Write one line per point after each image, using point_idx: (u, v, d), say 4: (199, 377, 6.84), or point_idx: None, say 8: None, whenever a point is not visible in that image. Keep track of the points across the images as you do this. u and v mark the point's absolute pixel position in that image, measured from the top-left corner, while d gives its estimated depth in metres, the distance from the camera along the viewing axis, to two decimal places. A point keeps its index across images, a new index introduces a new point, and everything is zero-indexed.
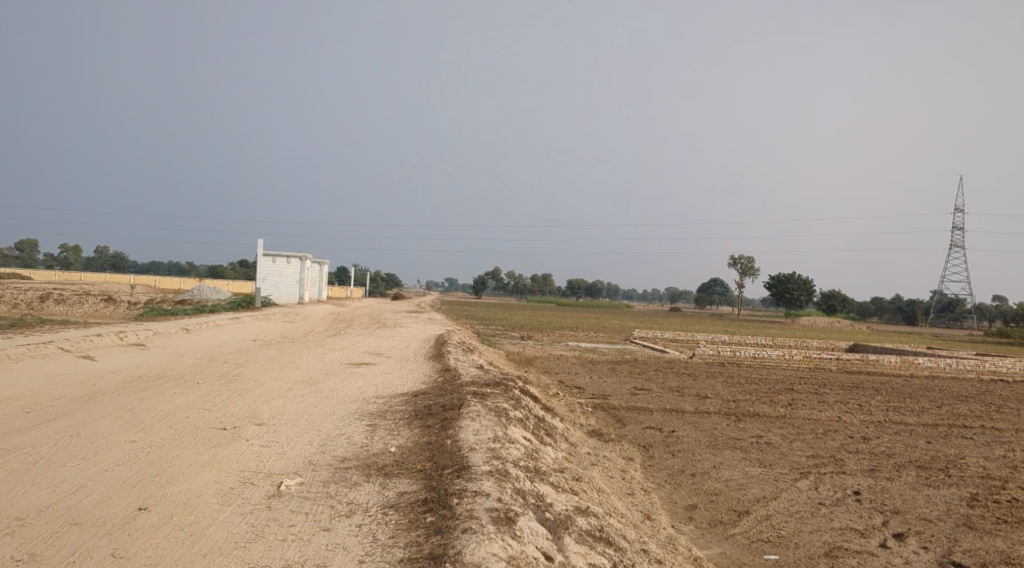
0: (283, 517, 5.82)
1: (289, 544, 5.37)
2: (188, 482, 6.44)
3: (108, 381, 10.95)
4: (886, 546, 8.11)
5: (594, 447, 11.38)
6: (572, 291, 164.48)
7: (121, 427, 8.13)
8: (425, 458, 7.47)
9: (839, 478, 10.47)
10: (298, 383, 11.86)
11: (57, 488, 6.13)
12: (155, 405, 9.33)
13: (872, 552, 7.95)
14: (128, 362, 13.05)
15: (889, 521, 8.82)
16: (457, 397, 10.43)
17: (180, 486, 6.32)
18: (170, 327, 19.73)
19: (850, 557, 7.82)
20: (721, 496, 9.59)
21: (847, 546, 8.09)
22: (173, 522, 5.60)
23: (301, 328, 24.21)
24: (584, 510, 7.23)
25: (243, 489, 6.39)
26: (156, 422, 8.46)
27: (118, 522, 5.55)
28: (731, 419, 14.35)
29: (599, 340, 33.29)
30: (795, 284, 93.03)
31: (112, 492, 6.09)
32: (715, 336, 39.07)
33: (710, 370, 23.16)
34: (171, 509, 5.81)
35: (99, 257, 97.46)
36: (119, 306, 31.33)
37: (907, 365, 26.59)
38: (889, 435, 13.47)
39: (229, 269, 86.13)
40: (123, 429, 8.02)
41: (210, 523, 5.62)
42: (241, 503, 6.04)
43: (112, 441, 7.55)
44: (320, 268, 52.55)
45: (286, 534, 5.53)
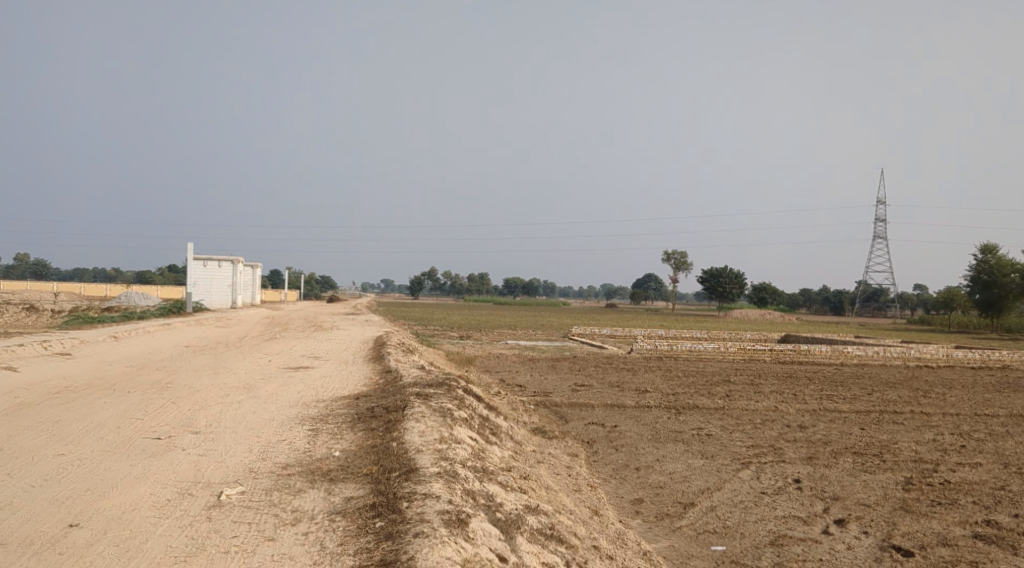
0: (225, 529, 5.64)
1: (233, 557, 5.20)
2: (122, 496, 6.18)
3: (32, 392, 10.47)
4: (828, 533, 8.35)
5: (539, 444, 11.42)
6: (511, 290, 165.01)
7: (46, 440, 7.77)
8: (371, 462, 7.36)
9: (780, 467, 10.75)
10: (234, 389, 11.55)
11: None
12: (83, 416, 8.96)
13: (816, 539, 8.17)
14: (51, 372, 12.50)
15: (829, 508, 9.09)
16: (400, 399, 10.33)
17: (114, 500, 6.06)
18: (97, 335, 19.00)
19: (795, 545, 8.03)
20: (665, 489, 9.74)
21: (792, 534, 8.30)
22: (107, 539, 5.36)
23: (235, 333, 23.64)
24: (533, 509, 7.24)
25: (181, 500, 6.18)
26: (84, 433, 8.12)
27: (46, 541, 5.28)
28: (671, 412, 14.60)
29: (539, 338, 33.44)
30: (728, 278, 95.32)
31: (40, 509, 5.80)
32: (653, 331, 39.74)
33: (649, 364, 23.53)
34: (104, 525, 5.57)
35: (18, 264, 93.36)
36: (40, 314, 30.03)
37: (837, 354, 27.55)
38: (824, 423, 13.91)
39: (157, 274, 83.57)
40: (48, 443, 7.66)
41: (147, 538, 5.40)
42: (179, 516, 5.83)
43: (37, 455, 7.21)
44: (253, 272, 51.39)
45: (228, 546, 5.36)
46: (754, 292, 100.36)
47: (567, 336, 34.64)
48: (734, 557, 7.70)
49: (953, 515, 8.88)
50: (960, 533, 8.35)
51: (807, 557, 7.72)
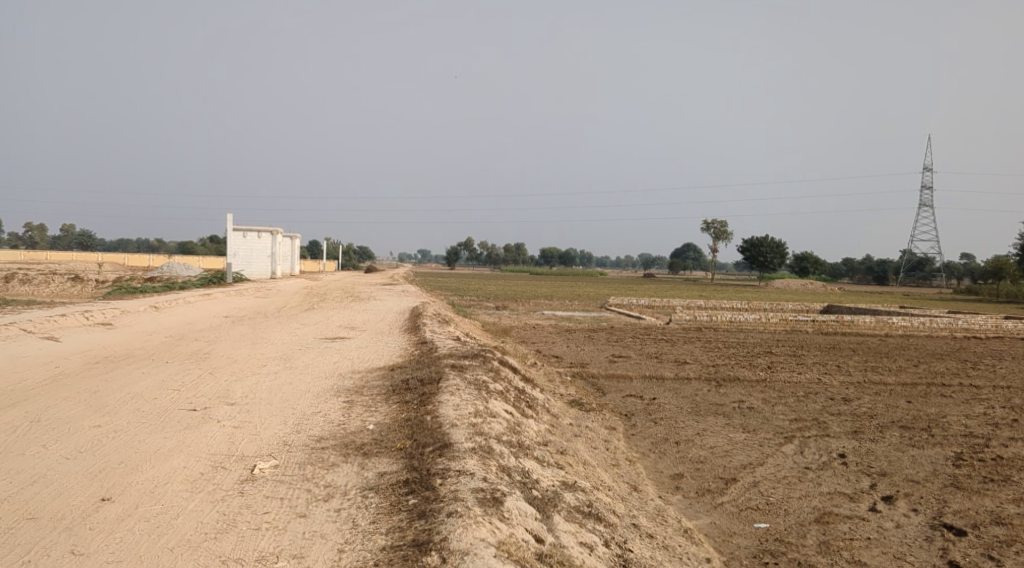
0: (256, 504, 5.69)
1: (263, 534, 5.23)
2: (155, 469, 6.28)
3: (72, 363, 10.70)
4: (875, 510, 8.19)
5: (576, 417, 11.37)
6: (548, 260, 164.70)
7: (84, 411, 7.92)
8: (405, 436, 7.37)
9: (823, 441, 10.57)
10: (271, 360, 11.68)
11: (14, 479, 5.94)
12: (121, 387, 9.13)
13: (863, 517, 8.02)
14: (92, 342, 12.77)
15: (876, 484, 8.91)
16: (435, 371, 10.34)
17: (147, 474, 6.16)
18: (138, 305, 19.36)
19: (841, 523, 7.88)
20: (706, 464, 9.64)
21: (838, 511, 8.15)
22: (138, 514, 5.44)
23: (274, 303, 23.95)
24: (571, 486, 7.19)
25: (214, 474, 6.26)
26: (121, 405, 8.26)
27: (79, 516, 5.37)
28: (711, 385, 14.43)
29: (576, 308, 33.29)
30: (769, 248, 93.79)
31: (74, 483, 5.91)
32: (692, 301, 39.31)
33: (688, 335, 23.29)
34: (137, 500, 5.66)
35: (66, 235, 95.68)
36: (86, 284, 30.72)
37: (882, 324, 26.95)
38: (869, 396, 13.62)
39: (200, 245, 85.06)
40: (86, 414, 7.82)
41: (178, 513, 5.47)
42: (212, 490, 5.91)
43: (74, 426, 7.36)
44: (291, 242, 51.92)
45: (260, 522, 5.40)
46: (795, 262, 98.68)
47: (605, 307, 34.42)
48: (778, 535, 7.59)
49: (1006, 493, 8.65)
50: (1015, 512, 8.13)
51: (853, 536, 7.59)
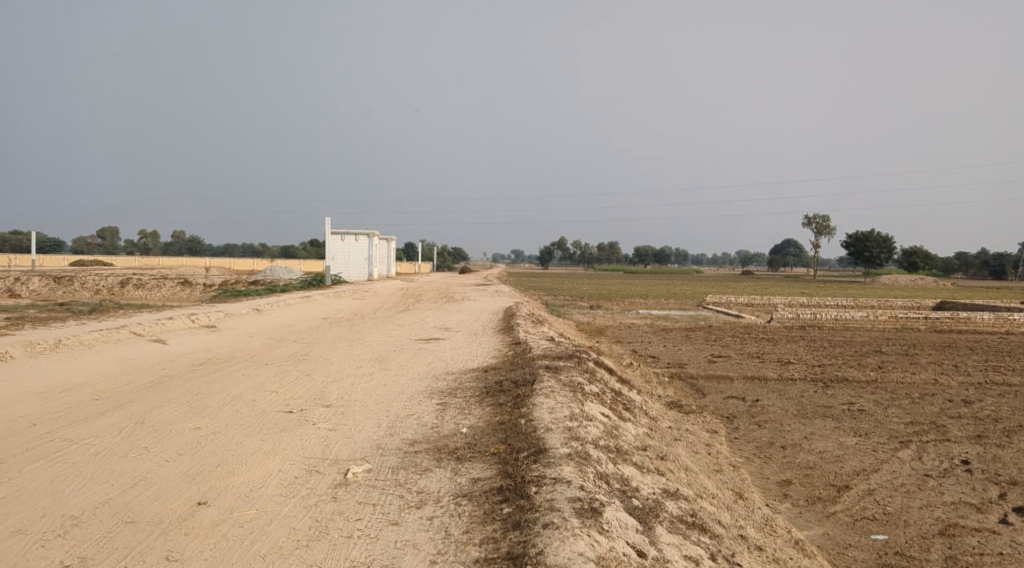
0: (349, 510, 5.77)
1: (355, 543, 5.28)
2: (250, 473, 6.46)
3: (178, 365, 11.21)
4: (1007, 523, 7.61)
5: (675, 420, 11.09)
6: (641, 258, 162.56)
7: (185, 413, 8.26)
8: (499, 440, 7.34)
9: (944, 447, 9.92)
10: (366, 361, 11.91)
11: (116, 481, 6.22)
12: (221, 389, 9.48)
13: (993, 530, 7.45)
14: (197, 344, 13.36)
15: (1006, 494, 8.28)
16: (529, 372, 10.28)
17: (242, 477, 6.35)
18: (241, 308, 20.16)
19: (968, 536, 7.35)
20: (816, 470, 9.20)
21: (964, 523, 7.62)
22: (232, 519, 5.59)
23: (369, 305, 24.50)
24: (673, 494, 6.97)
25: (308, 478, 6.39)
26: (221, 407, 8.57)
27: (176, 519, 5.57)
28: (818, 386, 13.81)
29: (671, 307, 32.63)
30: (875, 241, 89.54)
31: (172, 485, 6.15)
32: (792, 299, 37.95)
33: (790, 334, 22.44)
34: (231, 504, 5.83)
35: (178, 241, 101.22)
36: (194, 288, 32.30)
37: (1003, 322, 25.23)
38: (992, 398, 12.73)
39: (301, 248, 88.30)
40: (188, 416, 8.15)
41: (271, 519, 5.60)
42: (306, 495, 6.03)
43: (177, 428, 7.68)
44: (387, 245, 53.15)
45: (352, 530, 5.46)
46: (904, 256, 93.84)
47: (701, 305, 33.62)
48: (898, 548, 7.15)
49: None
50: None
51: (983, 551, 7.06)
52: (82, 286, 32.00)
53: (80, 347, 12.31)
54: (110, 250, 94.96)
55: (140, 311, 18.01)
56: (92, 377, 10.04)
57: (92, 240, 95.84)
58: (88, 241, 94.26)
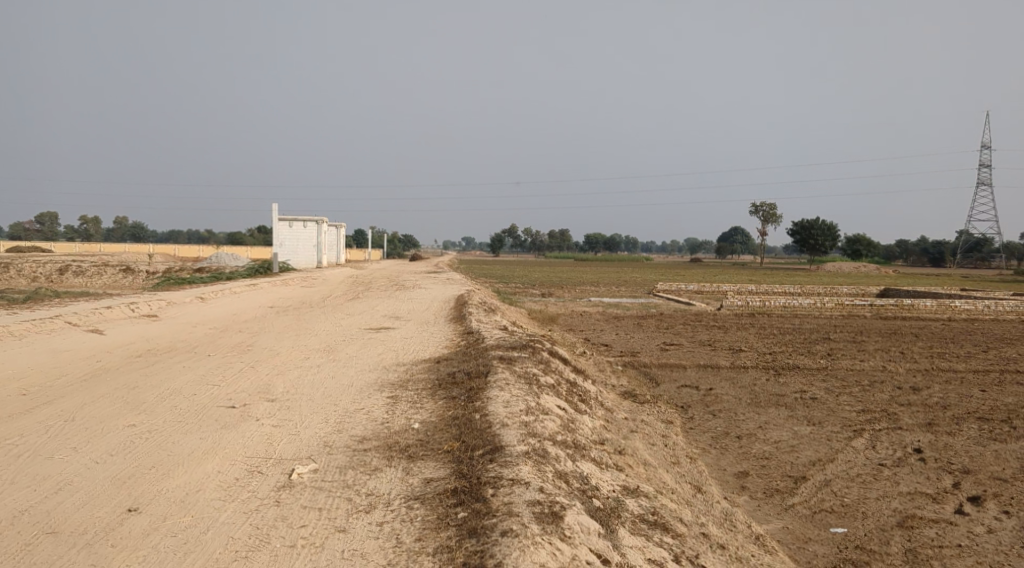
0: (293, 516, 5.59)
1: (299, 553, 5.09)
2: (187, 476, 6.22)
3: (114, 357, 10.81)
4: (962, 513, 7.80)
5: (630, 410, 11.12)
6: (592, 246, 163.43)
7: (120, 409, 7.96)
8: (452, 437, 7.21)
9: (896, 435, 10.14)
10: (315, 352, 11.66)
11: (39, 487, 5.92)
12: (158, 382, 9.16)
13: (950, 521, 7.63)
14: (136, 334, 12.94)
15: (960, 484, 8.50)
16: (483, 363, 10.18)
17: (177, 481, 6.11)
18: (184, 295, 19.63)
19: (927, 528, 7.50)
20: (773, 460, 9.31)
21: (921, 514, 7.78)
22: (165, 528, 5.36)
23: (319, 292, 24.11)
24: (633, 492, 6.96)
25: (250, 480, 6.20)
26: (159, 402, 8.28)
27: (103, 529, 5.32)
28: (770, 374, 14.02)
29: (624, 295, 32.83)
30: (819, 230, 91.50)
31: (101, 491, 5.88)
32: (741, 286, 38.55)
33: (741, 321, 22.78)
34: (164, 511, 5.59)
35: (120, 227, 98.45)
36: (137, 276, 31.37)
37: (944, 308, 26.04)
38: (939, 385, 13.08)
39: (249, 235, 86.67)
40: (122, 412, 7.86)
41: (207, 527, 5.37)
42: (246, 499, 5.84)
43: (109, 425, 7.39)
44: (337, 231, 52.37)
45: (296, 539, 5.27)
46: (847, 244, 96.20)
47: (652, 292, 33.93)
48: (859, 542, 7.26)
49: None
50: None
51: (942, 543, 7.21)
52: (17, 273, 30.80)
53: (10, 338, 11.80)
54: (47, 235, 91.89)
55: (77, 299, 17.37)
56: (21, 370, 9.62)
57: (29, 226, 92.54)
58: (23, 226, 90.97)
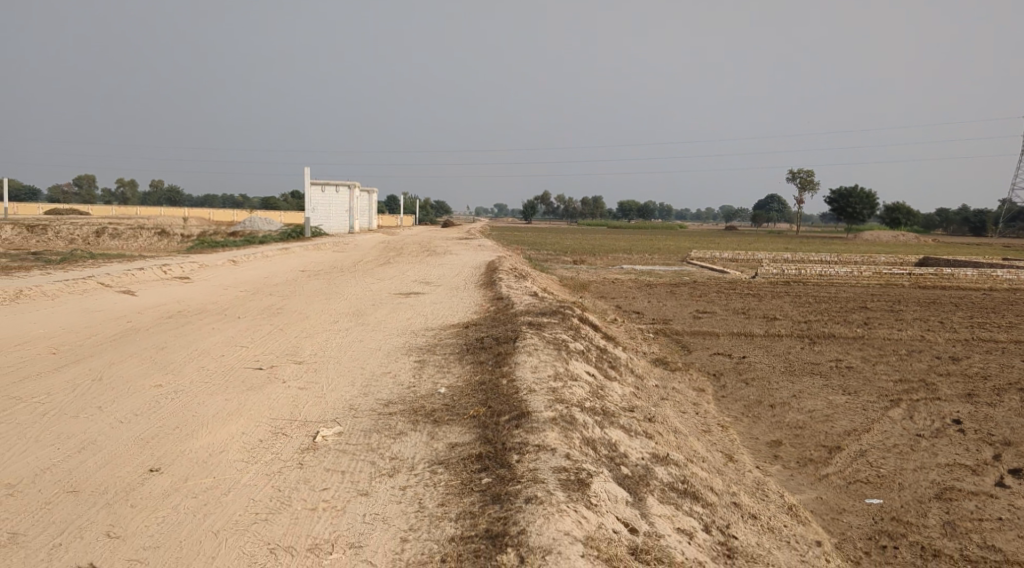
0: (315, 478, 5.65)
1: (319, 516, 5.12)
2: (211, 437, 6.31)
3: (145, 318, 10.98)
4: (1003, 486, 7.65)
5: (661, 378, 11.05)
6: (624, 214, 162.11)
7: (147, 369, 8.09)
8: (479, 402, 7.22)
9: (935, 406, 9.94)
10: (343, 316, 11.73)
11: (62, 445, 6.05)
12: (186, 344, 9.28)
13: (990, 494, 7.48)
14: (168, 296, 13.11)
15: (1001, 455, 8.32)
16: (511, 328, 10.16)
17: (201, 441, 6.20)
18: (216, 259, 19.81)
19: (967, 501, 7.36)
20: (806, 429, 9.21)
21: (960, 487, 7.64)
22: (185, 489, 5.43)
23: (350, 257, 24.21)
24: (662, 460, 6.92)
25: (274, 442, 6.27)
26: (186, 363, 8.41)
27: (124, 489, 5.41)
28: (805, 342, 13.82)
29: (656, 262, 32.48)
30: (858, 197, 89.52)
31: (123, 451, 5.99)
32: (776, 255, 37.98)
33: (775, 289, 22.44)
34: (185, 472, 5.68)
35: (157, 192, 99.77)
36: (172, 239, 31.80)
37: (985, 278, 25.41)
38: (980, 355, 12.81)
39: (282, 200, 87.32)
40: (149, 372, 7.98)
41: (227, 490, 5.44)
42: (269, 461, 5.91)
43: (137, 385, 7.52)
44: (368, 197, 52.52)
45: (317, 502, 5.31)
46: (886, 212, 94.08)
47: (685, 260, 33.55)
48: (895, 514, 7.15)
49: None
50: None
51: (982, 516, 7.07)
52: (56, 235, 31.34)
53: (44, 298, 12.03)
54: (87, 199, 93.45)
55: (112, 261, 17.64)
56: (53, 329, 9.82)
57: (68, 189, 94.17)
58: (64, 190, 92.67)
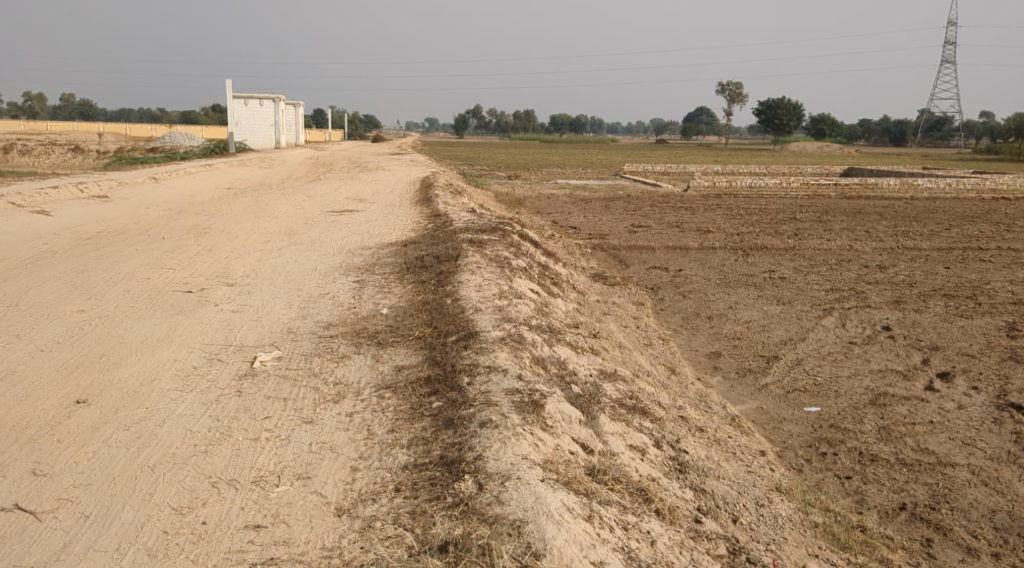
0: (257, 406, 5.55)
1: (263, 447, 5.04)
2: (141, 364, 6.11)
3: (62, 240, 10.43)
4: (933, 390, 8.09)
5: (601, 293, 11.18)
6: (557, 128, 160.93)
7: (69, 294, 7.74)
8: (424, 323, 7.17)
9: (865, 313, 10.38)
10: (276, 235, 11.38)
11: None
12: (109, 266, 8.88)
13: (921, 398, 7.90)
14: (85, 216, 12.46)
15: (930, 360, 8.78)
16: (451, 246, 10.06)
17: (130, 369, 6.01)
18: (137, 176, 18.87)
19: (899, 405, 7.77)
20: (744, 340, 9.51)
21: (893, 392, 8.05)
22: (117, 421, 5.27)
23: (278, 174, 23.39)
24: (610, 377, 7.05)
25: (210, 368, 6.12)
26: (110, 286, 8.06)
27: (49, 422, 5.22)
28: (739, 254, 14.13)
29: (590, 177, 32.51)
30: (786, 109, 90.69)
31: (46, 381, 5.76)
32: (707, 168, 38.36)
33: (708, 202, 22.76)
34: (115, 403, 5.50)
35: (66, 106, 93.94)
36: (87, 156, 30.10)
37: (907, 187, 26.28)
38: (904, 263, 13.35)
39: (202, 114, 83.46)
40: (70, 297, 7.63)
41: (161, 421, 5.29)
42: (206, 388, 5.77)
43: (57, 311, 7.19)
44: (294, 111, 50.56)
45: (259, 432, 5.22)
46: (812, 124, 95.80)
47: (618, 174, 33.63)
48: (833, 420, 7.50)
49: None
50: None
51: (914, 420, 7.47)
52: None
53: None
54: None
55: (23, 179, 16.62)
56: None
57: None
58: None
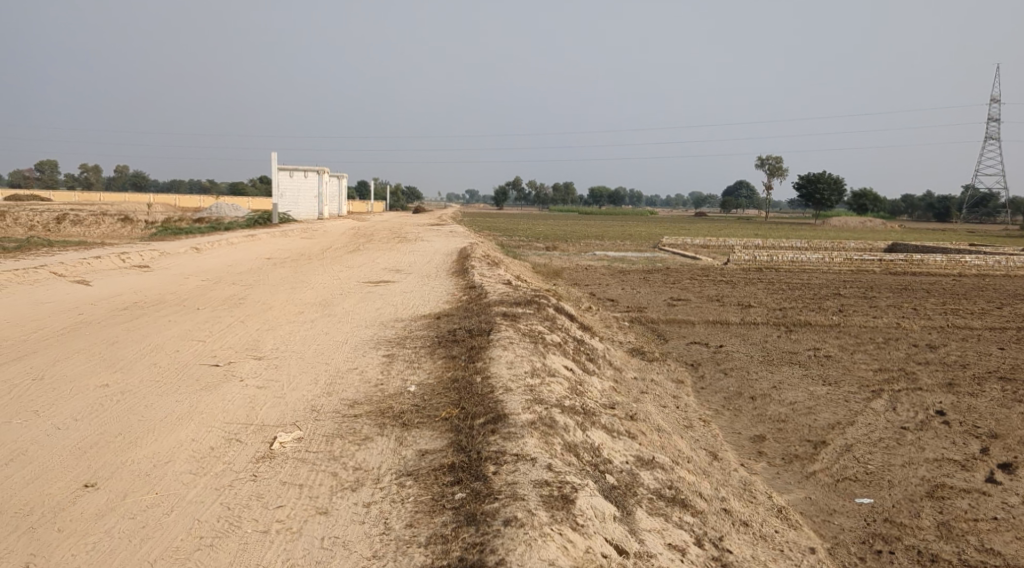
0: (271, 494, 5.44)
1: (272, 541, 4.90)
2: (156, 445, 6.06)
3: (98, 310, 10.64)
4: (994, 482, 7.66)
5: (639, 369, 10.97)
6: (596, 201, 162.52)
7: (96, 367, 7.82)
8: (451, 403, 7.04)
9: (917, 396, 9.98)
10: (309, 306, 11.45)
11: None
12: (139, 338, 8.99)
13: (982, 491, 7.48)
14: (124, 286, 12.75)
15: (989, 449, 8.35)
16: (484, 320, 10.00)
17: (145, 450, 5.97)
18: (180, 246, 19.39)
19: (959, 499, 7.36)
20: (789, 423, 9.17)
21: (952, 484, 7.64)
22: (123, 509, 5.18)
23: (318, 244, 23.85)
24: (647, 464, 6.81)
25: (226, 450, 6.05)
26: (138, 359, 8.14)
27: (54, 508, 5.16)
28: (782, 330, 13.83)
29: (628, 249, 32.51)
30: (826, 184, 90.49)
31: (58, 462, 5.73)
32: (747, 241, 38.13)
33: (748, 276, 22.51)
34: (123, 488, 5.43)
35: (122, 178, 97.85)
36: (135, 226, 31.08)
37: (955, 264, 25.71)
38: (955, 343, 12.92)
39: (250, 186, 86.15)
40: (97, 370, 7.71)
41: (169, 509, 5.20)
42: (221, 473, 5.69)
43: (81, 385, 7.25)
44: (338, 182, 51.88)
45: (270, 523, 5.10)
46: (853, 197, 95.18)
47: (657, 246, 33.56)
48: (887, 514, 7.11)
49: None
50: None
51: (976, 517, 7.05)
52: (14, 221, 30.51)
53: None
54: (49, 184, 91.26)
55: (71, 248, 17.18)
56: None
57: (30, 174, 92.05)
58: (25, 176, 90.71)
